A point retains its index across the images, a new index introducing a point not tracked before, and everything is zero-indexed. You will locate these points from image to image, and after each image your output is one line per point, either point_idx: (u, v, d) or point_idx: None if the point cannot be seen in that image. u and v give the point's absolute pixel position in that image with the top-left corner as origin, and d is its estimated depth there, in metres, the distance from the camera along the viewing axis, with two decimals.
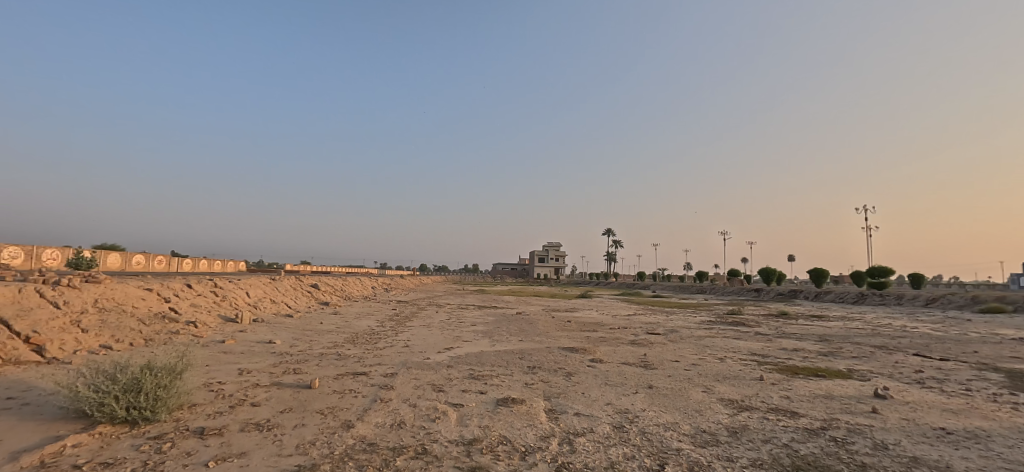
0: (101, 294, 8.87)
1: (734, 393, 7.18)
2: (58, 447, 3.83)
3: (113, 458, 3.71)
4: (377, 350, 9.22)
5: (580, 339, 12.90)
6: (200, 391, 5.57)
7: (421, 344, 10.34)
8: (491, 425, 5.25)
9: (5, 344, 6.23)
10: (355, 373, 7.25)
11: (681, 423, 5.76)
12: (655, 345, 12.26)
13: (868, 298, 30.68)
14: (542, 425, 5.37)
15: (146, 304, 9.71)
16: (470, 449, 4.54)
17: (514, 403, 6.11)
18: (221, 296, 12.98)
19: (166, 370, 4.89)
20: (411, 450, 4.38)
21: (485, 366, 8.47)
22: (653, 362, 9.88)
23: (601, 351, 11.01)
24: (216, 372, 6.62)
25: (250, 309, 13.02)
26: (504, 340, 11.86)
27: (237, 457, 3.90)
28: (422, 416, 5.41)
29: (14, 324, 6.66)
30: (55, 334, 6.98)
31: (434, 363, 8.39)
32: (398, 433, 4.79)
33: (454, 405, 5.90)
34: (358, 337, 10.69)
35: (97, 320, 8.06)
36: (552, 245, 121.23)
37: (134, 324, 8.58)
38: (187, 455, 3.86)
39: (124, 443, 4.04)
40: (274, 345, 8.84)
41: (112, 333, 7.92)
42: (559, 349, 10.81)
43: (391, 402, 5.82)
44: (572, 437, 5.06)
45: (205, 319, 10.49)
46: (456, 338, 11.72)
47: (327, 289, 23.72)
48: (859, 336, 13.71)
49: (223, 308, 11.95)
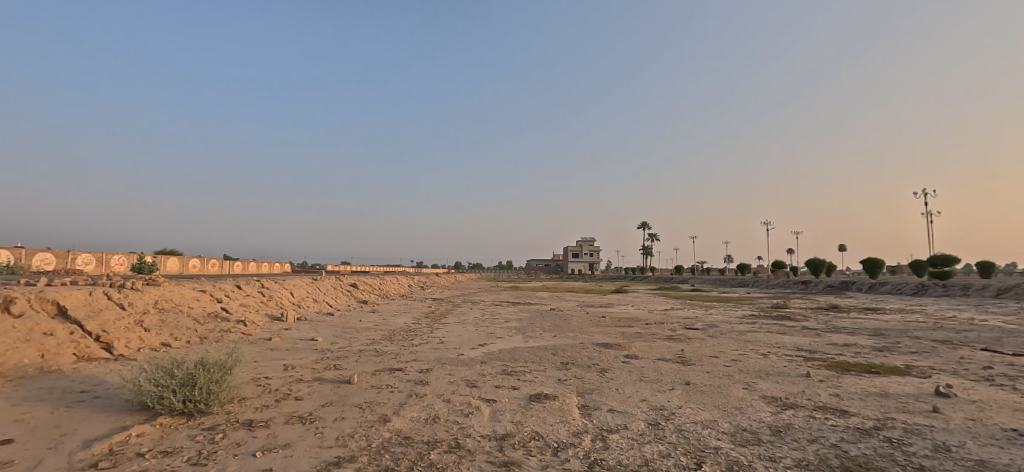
0: (160, 296, 9.56)
1: (778, 390, 6.88)
2: (125, 436, 4.17)
3: (171, 448, 4.01)
4: (413, 347, 9.46)
5: (614, 334, 12.70)
6: (249, 386, 5.92)
7: (456, 340, 10.52)
8: (524, 421, 5.27)
9: (79, 342, 6.85)
10: (392, 369, 7.48)
11: (720, 420, 5.58)
12: (692, 341, 11.89)
13: (930, 290, 28.43)
14: (575, 421, 5.35)
15: (200, 304, 10.39)
16: (503, 443, 4.58)
17: (546, 399, 6.11)
18: (268, 295, 13.73)
19: (217, 365, 5.21)
20: (445, 444, 4.48)
21: (518, 362, 8.51)
22: (691, 358, 9.58)
23: (636, 347, 10.81)
24: (263, 368, 7.02)
25: (294, 308, 13.66)
26: (537, 336, 11.85)
27: (282, 448, 4.13)
28: (456, 411, 5.51)
29: (86, 324, 7.30)
30: (121, 333, 7.59)
31: (468, 359, 8.51)
32: (432, 428, 4.90)
33: (488, 401, 5.97)
34: (394, 334, 11.00)
35: (158, 319, 8.71)
36: (586, 239, 119.96)
37: (190, 323, 9.20)
38: (236, 445, 4.11)
39: (182, 433, 4.35)
40: (317, 342, 9.27)
41: (171, 332, 8.53)
42: (594, 345, 10.69)
43: (426, 398, 5.95)
44: (605, 434, 5.00)
45: (254, 318, 11.12)
46: (489, 334, 11.83)
47: (366, 288, 24.62)
48: (919, 330, 12.78)
49: (269, 308, 12.61)
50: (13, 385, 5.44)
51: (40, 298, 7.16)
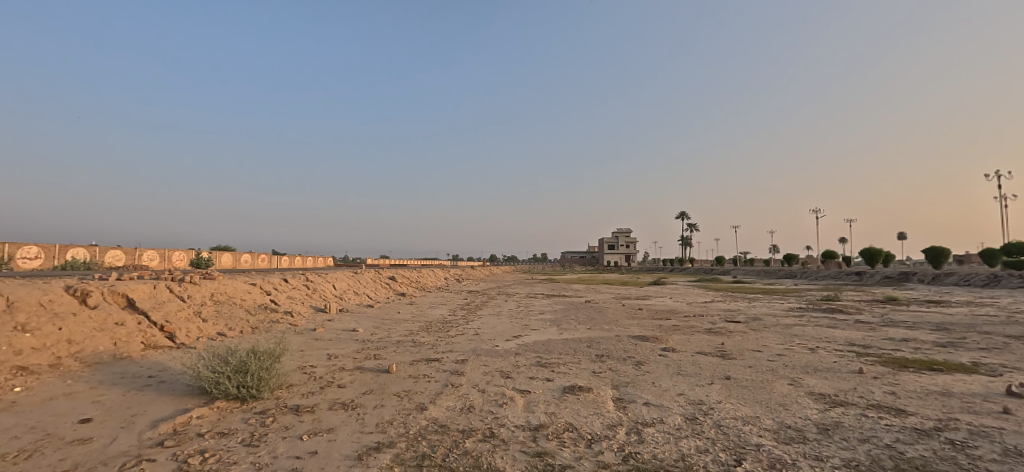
0: (216, 289, 10.25)
1: (826, 387, 6.54)
2: (186, 417, 4.54)
3: (227, 429, 4.33)
4: (449, 338, 9.67)
5: (651, 327, 12.45)
6: (296, 373, 6.26)
7: (491, 332, 10.66)
8: (557, 412, 5.30)
9: (146, 331, 7.48)
10: (429, 359, 7.69)
11: (762, 417, 5.39)
12: (734, 334, 11.48)
13: (1004, 281, 26.02)
14: (610, 414, 5.31)
15: (251, 297, 11.06)
16: (536, 434, 4.63)
17: (580, 391, 6.10)
18: (312, 288, 14.41)
19: (267, 354, 5.55)
20: (480, 433, 4.58)
21: (553, 354, 8.52)
22: (732, 352, 9.27)
23: (673, 340, 10.56)
24: (309, 356, 7.40)
25: (337, 300, 14.28)
26: (572, 328, 11.81)
27: (326, 432, 4.35)
28: (491, 401, 5.61)
29: (152, 315, 7.94)
30: (181, 323, 8.21)
31: (503, 351, 8.60)
32: (467, 417, 5.02)
33: (522, 392, 6.03)
34: (431, 326, 11.28)
35: (214, 311, 9.35)
36: (622, 230, 117.77)
37: (243, 314, 9.83)
38: (284, 429, 4.38)
39: (236, 416, 4.67)
40: (358, 333, 9.67)
41: (226, 322, 9.15)
42: (630, 338, 10.54)
43: (462, 388, 6.09)
44: (641, 427, 4.94)
45: (300, 309, 11.72)
46: (524, 326, 11.90)
47: (404, 280, 25.35)
48: (991, 324, 11.75)
49: (314, 300, 13.25)
50: (91, 370, 6.02)
51: (112, 292, 7.85)
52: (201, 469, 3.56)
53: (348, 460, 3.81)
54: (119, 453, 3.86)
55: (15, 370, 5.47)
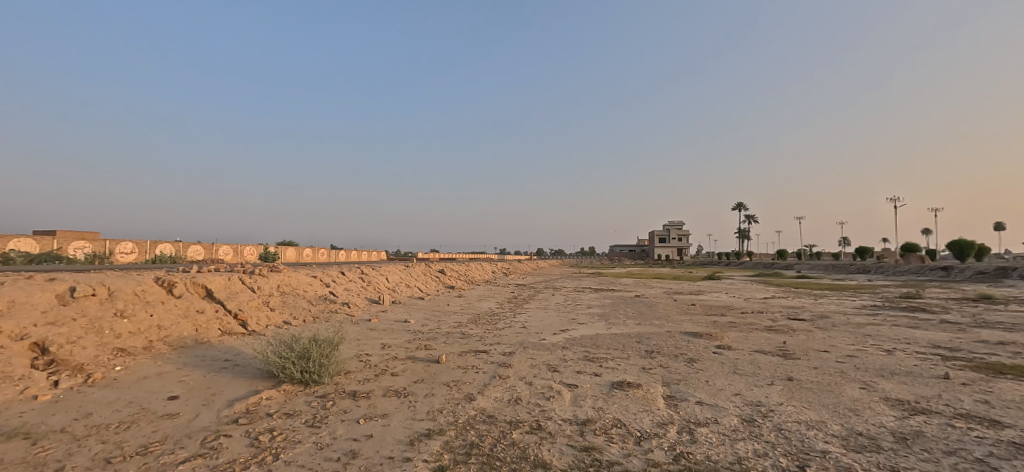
0: (282, 281, 11.05)
1: (904, 393, 5.98)
2: (258, 398, 4.94)
3: (293, 410, 4.67)
4: (497, 331, 9.81)
5: (705, 323, 11.94)
6: (353, 361, 6.62)
7: (538, 325, 10.68)
8: (605, 408, 5.23)
9: (222, 319, 8.21)
10: (477, 350, 7.85)
11: (829, 422, 5.02)
12: (797, 333, 10.76)
13: None
14: (660, 411, 5.17)
15: (312, 288, 11.82)
16: (583, 429, 4.60)
17: (629, 387, 5.98)
18: (367, 280, 15.15)
19: (327, 342, 5.90)
20: (527, 425, 4.61)
21: (601, 349, 8.41)
22: (795, 352, 8.69)
23: (729, 337, 10.07)
24: (364, 345, 7.80)
25: (390, 292, 14.90)
26: (620, 323, 11.58)
27: (381, 417, 4.58)
28: (538, 394, 5.63)
29: (227, 304, 8.70)
30: (252, 312, 8.93)
31: (550, 344, 8.60)
32: (514, 408, 5.07)
33: (569, 386, 6.01)
34: (479, 318, 11.49)
35: (280, 301, 10.09)
36: (673, 223, 113.48)
37: (305, 305, 10.53)
38: (342, 412, 4.65)
39: (300, 399, 5.03)
40: (410, 324, 10.04)
41: (291, 312, 9.84)
42: (681, 334, 10.18)
43: (509, 380, 6.16)
44: (693, 427, 4.77)
45: (356, 301, 12.37)
46: (572, 320, 11.83)
47: (453, 274, 26.01)
48: None
49: (369, 292, 13.91)
50: (177, 353, 6.70)
51: (194, 282, 8.68)
52: (270, 446, 3.87)
53: (401, 445, 3.98)
54: (201, 428, 4.28)
55: (116, 351, 6.21)
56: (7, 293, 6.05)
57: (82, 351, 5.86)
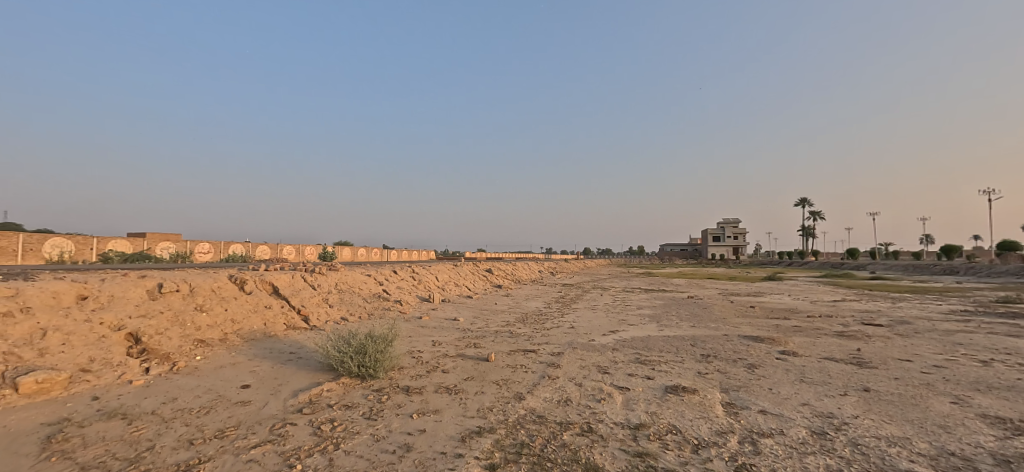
0: (340, 279, 11.64)
1: (1008, 410, 5.28)
2: (319, 389, 5.22)
3: (351, 402, 4.89)
4: (544, 330, 9.76)
5: (766, 327, 11.22)
6: (406, 357, 6.83)
7: (586, 326, 10.49)
8: (659, 412, 5.04)
9: (287, 314, 8.77)
10: (526, 350, 7.85)
11: (914, 438, 4.54)
12: (873, 339, 9.83)
13: None
14: (719, 419, 4.90)
15: (367, 286, 12.34)
16: (636, 433, 4.45)
17: (684, 392, 5.73)
18: (418, 279, 15.62)
19: (381, 338, 6.13)
20: (577, 427, 4.54)
21: (653, 351, 8.13)
22: (872, 360, 7.95)
23: (794, 342, 9.40)
24: (416, 342, 8.03)
25: (439, 290, 15.26)
26: (673, 324, 11.15)
27: (433, 413, 4.68)
28: (588, 395, 5.53)
29: (291, 300, 9.28)
30: (313, 308, 9.46)
31: (599, 346, 8.43)
32: (564, 410, 5.01)
33: (621, 388, 5.85)
34: (527, 317, 11.49)
35: (339, 298, 10.62)
36: (729, 221, 107.87)
37: (361, 302, 11.02)
38: (397, 406, 4.80)
39: (357, 392, 5.25)
40: (459, 322, 10.24)
41: (348, 308, 10.34)
42: (740, 338, 9.62)
43: (558, 380, 6.09)
44: (756, 437, 4.48)
45: (408, 298, 12.77)
46: (621, 321, 11.53)
47: (500, 273, 26.24)
48: None
49: (419, 290, 14.33)
50: (248, 345, 7.24)
51: (262, 280, 9.33)
52: (331, 436, 4.07)
53: (453, 441, 4.04)
54: (270, 415, 4.58)
55: (197, 342, 6.80)
56: (107, 288, 6.79)
57: (168, 341, 6.47)
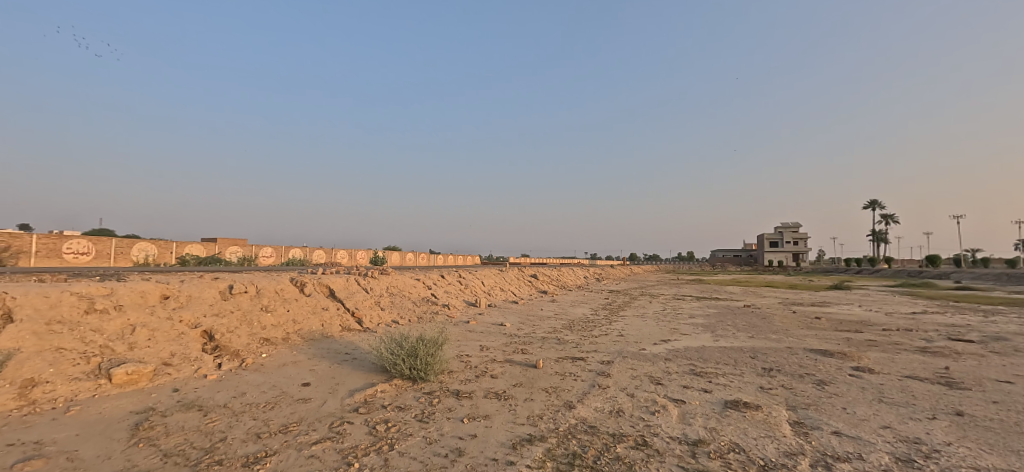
0: (391, 283, 12.03)
1: None
2: (374, 390, 5.38)
3: (404, 404, 4.99)
4: (593, 338, 9.55)
5: (835, 340, 10.36)
6: (455, 361, 6.90)
7: (636, 334, 10.16)
8: (719, 428, 4.75)
9: (342, 316, 9.16)
10: (574, 357, 7.70)
11: None
12: (965, 357, 8.81)
13: None
14: (787, 439, 4.54)
15: (416, 290, 12.67)
16: (696, 450, 4.22)
17: (745, 407, 5.37)
18: (464, 284, 15.84)
19: (432, 341, 6.24)
20: (631, 440, 4.37)
21: (709, 363, 7.72)
22: (964, 380, 7.11)
23: (869, 357, 8.61)
24: (465, 346, 8.12)
25: (485, 295, 15.39)
26: (730, 335, 10.57)
27: (483, 418, 4.68)
28: (641, 407, 5.32)
29: (346, 302, 9.68)
30: (366, 310, 9.83)
31: (651, 355, 8.12)
32: (617, 421, 4.85)
33: (675, 401, 5.59)
34: (574, 324, 11.31)
35: (390, 301, 10.97)
36: (788, 226, 101.42)
37: (411, 305, 11.32)
38: (447, 410, 4.85)
39: (409, 394, 5.36)
40: (506, 327, 10.25)
41: (399, 311, 10.65)
42: (806, 351, 8.95)
43: (609, 390, 5.92)
44: (831, 461, 4.11)
45: (455, 303, 12.97)
46: (673, 330, 11.07)
47: (545, 278, 26.10)
48: None
49: (466, 294, 14.53)
50: (308, 345, 7.61)
51: (320, 283, 9.82)
52: (386, 436, 4.16)
53: (504, 448, 4.01)
54: (329, 413, 4.77)
55: (262, 340, 7.24)
56: (186, 288, 7.39)
57: (237, 339, 6.93)
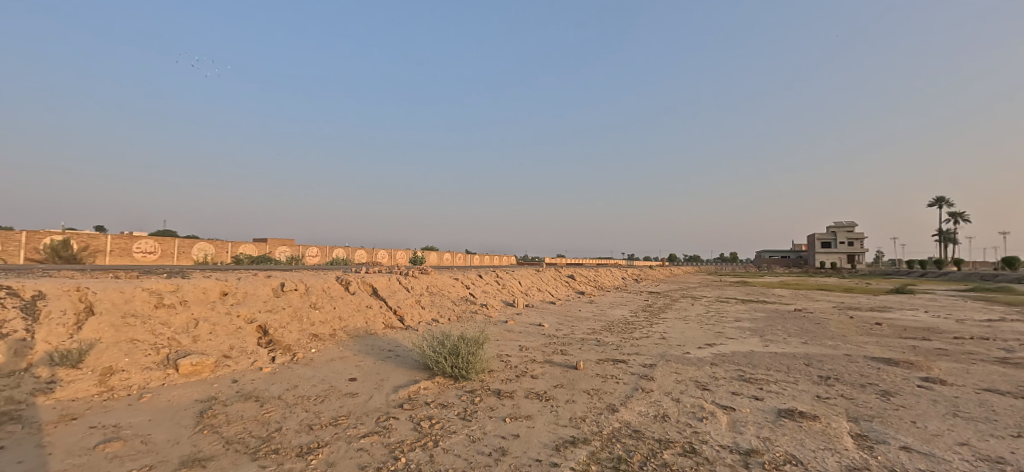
0: (431, 283, 12.28)
1: None
2: (417, 387, 5.50)
3: (446, 401, 5.07)
4: (633, 340, 9.35)
5: (900, 348, 9.62)
6: (495, 361, 6.94)
7: (678, 337, 9.86)
8: (773, 439, 4.52)
9: (385, 313, 9.43)
10: (615, 359, 7.56)
11: None
12: None
13: None
14: (849, 453, 4.25)
15: (455, 290, 12.86)
16: (748, 460, 4.02)
17: (801, 417, 5.08)
18: (502, 284, 15.95)
19: (473, 341, 6.30)
20: (679, 446, 4.23)
21: (758, 369, 7.37)
22: None
23: (939, 368, 7.93)
24: (504, 346, 8.14)
25: (522, 295, 15.41)
26: (780, 340, 10.04)
27: (526, 418, 4.67)
28: (688, 413, 5.14)
29: (389, 301, 9.96)
30: (408, 309, 10.08)
31: (695, 359, 7.84)
32: (662, 426, 4.71)
33: (724, 407, 5.36)
34: (613, 326, 11.12)
35: (430, 301, 11.19)
36: (842, 225, 95.47)
37: (450, 305, 11.50)
38: (489, 409, 4.88)
39: (452, 391, 5.44)
40: (544, 328, 10.21)
41: (438, 310, 10.85)
42: (866, 359, 8.36)
43: (653, 393, 5.76)
44: None
45: (493, 303, 13.07)
46: (718, 333, 10.65)
47: (582, 279, 25.86)
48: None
49: (504, 294, 14.61)
50: (353, 341, 7.89)
51: (364, 282, 10.16)
52: (430, 432, 4.24)
53: (547, 449, 3.98)
54: (375, 408, 4.91)
55: (312, 336, 7.57)
56: (242, 285, 7.83)
57: (289, 334, 7.28)
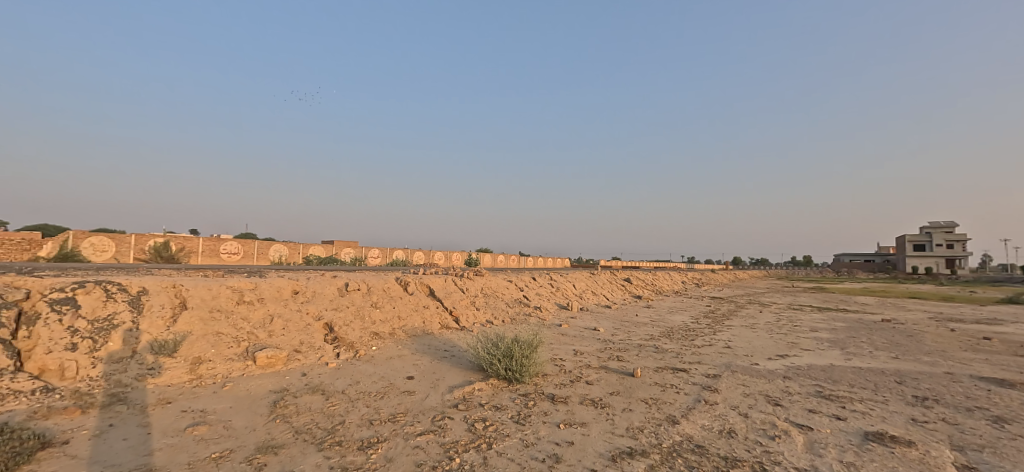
0: (485, 284, 12.43)
1: None
2: (472, 388, 5.56)
3: (500, 404, 5.08)
4: (695, 348, 8.87)
5: (1017, 368, 8.32)
6: (549, 364, 6.86)
7: (745, 347, 9.21)
8: (858, 464, 4.06)
9: (441, 314, 9.67)
10: (675, 368, 7.20)
11: None
12: None
13: None
14: None
15: (509, 292, 12.94)
16: None
17: (893, 442, 4.53)
18: (555, 286, 15.83)
19: (527, 344, 6.27)
20: (748, 466, 3.92)
21: (839, 384, 6.69)
22: None
23: None
24: (558, 350, 8.04)
25: (576, 298, 15.19)
26: (865, 354, 9.07)
27: (580, 426, 4.56)
28: (758, 430, 4.76)
29: (445, 302, 10.20)
30: (463, 310, 10.27)
31: (765, 371, 7.28)
32: (729, 442, 4.39)
33: (800, 426, 4.91)
34: (673, 332, 10.62)
35: (484, 302, 11.33)
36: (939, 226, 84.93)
37: (504, 306, 11.57)
38: (543, 413, 4.82)
39: (505, 394, 5.44)
40: (599, 332, 9.98)
41: (492, 312, 10.95)
42: (973, 379, 7.31)
43: (717, 406, 5.40)
44: None
45: (547, 305, 12.99)
46: (791, 344, 9.84)
47: (639, 282, 25.02)
48: None
49: (558, 297, 14.48)
50: (411, 340, 8.16)
51: (421, 283, 10.49)
52: (484, 434, 4.26)
53: (603, 459, 3.85)
54: (431, 407, 5.03)
55: (373, 334, 7.92)
56: (311, 285, 8.37)
57: (352, 332, 7.67)
